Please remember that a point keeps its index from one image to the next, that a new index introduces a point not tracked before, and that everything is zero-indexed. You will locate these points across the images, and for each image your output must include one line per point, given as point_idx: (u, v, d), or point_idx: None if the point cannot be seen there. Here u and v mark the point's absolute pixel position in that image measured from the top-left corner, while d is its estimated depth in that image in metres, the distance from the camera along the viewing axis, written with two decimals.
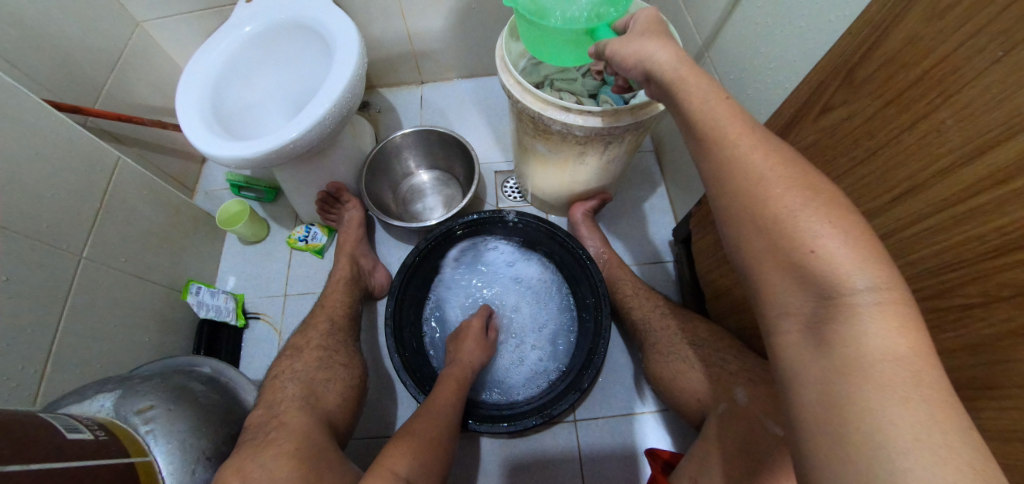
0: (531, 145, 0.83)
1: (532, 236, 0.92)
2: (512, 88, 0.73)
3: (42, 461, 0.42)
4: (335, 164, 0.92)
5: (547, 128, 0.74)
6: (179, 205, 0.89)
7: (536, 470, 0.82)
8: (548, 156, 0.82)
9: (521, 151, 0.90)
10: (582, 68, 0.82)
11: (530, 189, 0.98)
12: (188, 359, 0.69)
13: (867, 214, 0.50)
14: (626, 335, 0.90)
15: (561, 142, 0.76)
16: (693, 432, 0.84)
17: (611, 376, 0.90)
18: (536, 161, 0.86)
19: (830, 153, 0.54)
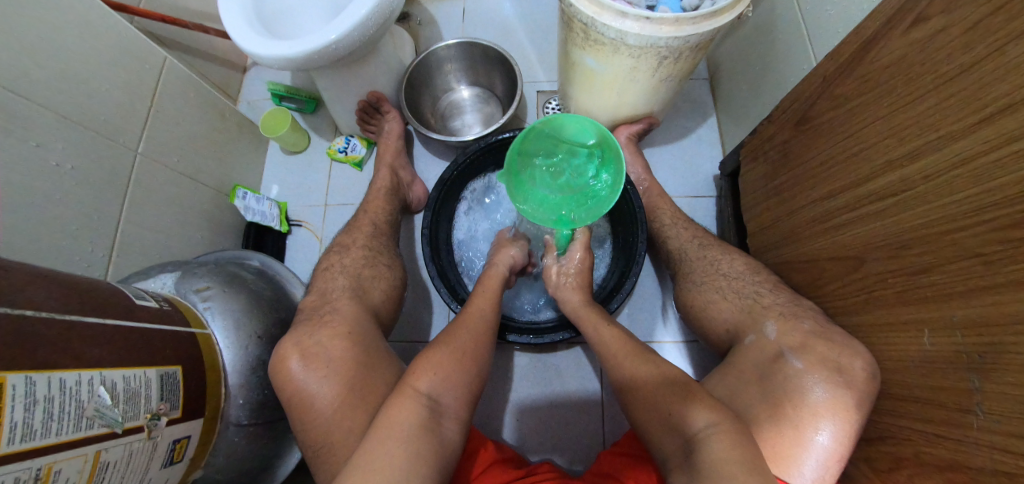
0: (579, 60, 0.78)
1: None
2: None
3: (121, 318, 0.46)
4: (375, 74, 0.90)
5: (599, 38, 0.69)
6: (223, 110, 0.91)
7: (557, 382, 0.89)
8: (596, 71, 0.77)
9: (567, 66, 0.85)
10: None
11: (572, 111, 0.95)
12: (238, 253, 0.74)
13: (945, 139, 0.45)
14: (659, 265, 0.90)
15: (613, 55, 0.71)
16: (713, 357, 0.85)
17: (638, 304, 0.91)
18: (582, 78, 0.82)
19: (918, 69, 0.48)
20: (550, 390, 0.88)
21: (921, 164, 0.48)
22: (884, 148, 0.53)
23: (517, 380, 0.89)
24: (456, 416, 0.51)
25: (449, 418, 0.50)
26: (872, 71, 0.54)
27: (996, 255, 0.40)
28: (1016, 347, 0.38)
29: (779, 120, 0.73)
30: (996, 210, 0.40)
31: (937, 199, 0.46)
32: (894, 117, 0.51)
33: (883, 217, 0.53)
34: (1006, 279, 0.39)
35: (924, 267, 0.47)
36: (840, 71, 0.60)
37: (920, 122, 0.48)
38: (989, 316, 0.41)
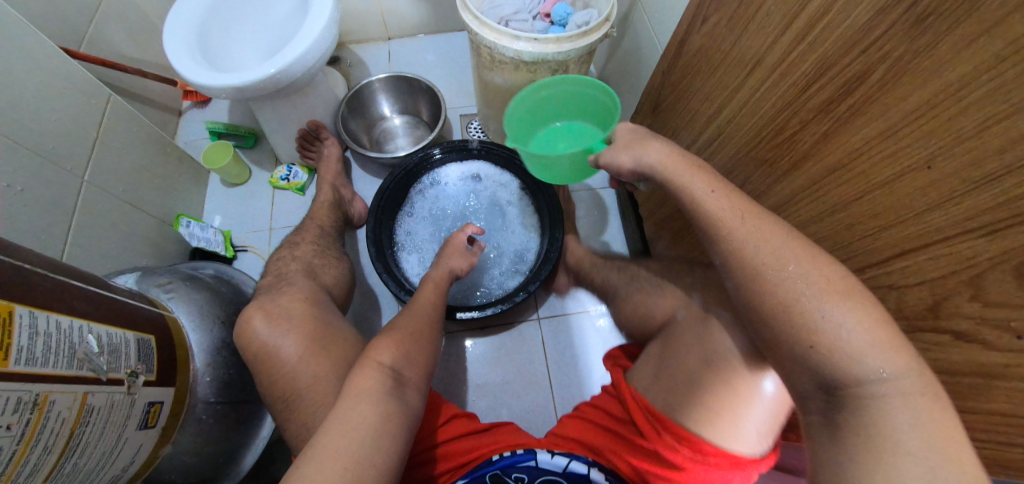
0: (489, 78, 0.96)
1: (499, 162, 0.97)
2: (471, 23, 0.85)
3: (96, 288, 0.50)
4: (312, 106, 1.02)
5: (501, 58, 0.87)
6: (166, 142, 0.95)
7: (506, 361, 0.98)
8: (504, 87, 0.96)
9: (482, 87, 1.03)
10: (533, 11, 0.95)
11: (490, 126, 1.12)
12: (190, 264, 0.78)
13: (733, 93, 0.66)
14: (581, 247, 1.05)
15: (515, 70, 0.90)
16: None
17: (566, 283, 1.04)
18: (495, 94, 1.00)
19: (710, 52, 0.70)
20: (501, 368, 0.97)
21: (726, 113, 0.69)
22: (705, 111, 0.74)
23: (470, 365, 0.97)
24: (415, 351, 0.60)
25: (408, 352, 0.59)
26: (688, 60, 0.76)
27: (775, 159, 0.60)
28: (802, 213, 0.56)
29: (644, 112, 0.95)
30: (768, 128, 0.60)
31: (738, 134, 0.66)
32: (705, 88, 0.73)
33: (716, 157, 0.72)
34: (785, 172, 0.58)
35: (744, 183, 0.67)
36: (671, 66, 0.82)
37: (720, 87, 0.69)
38: (784, 200, 0.59)
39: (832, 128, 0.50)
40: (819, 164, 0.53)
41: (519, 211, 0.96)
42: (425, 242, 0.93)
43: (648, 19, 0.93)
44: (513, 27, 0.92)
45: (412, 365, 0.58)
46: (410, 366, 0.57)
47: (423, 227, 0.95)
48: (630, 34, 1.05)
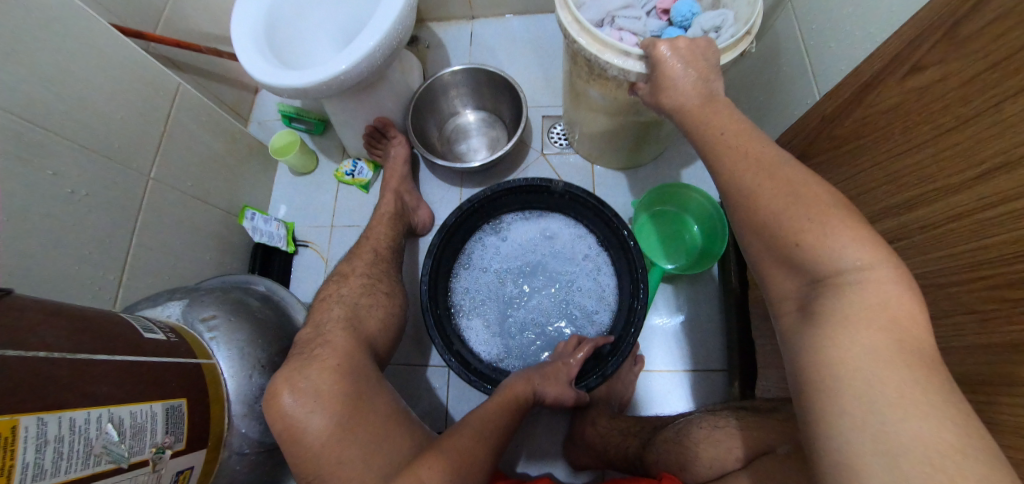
0: (584, 90, 0.77)
1: (577, 209, 0.82)
2: (569, 26, 0.66)
3: (129, 354, 0.47)
4: (381, 100, 0.91)
5: (603, 74, 0.67)
6: (234, 131, 0.93)
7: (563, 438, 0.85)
8: (601, 103, 0.76)
9: (573, 95, 0.84)
10: (647, 5, 0.72)
11: (577, 136, 0.94)
12: (243, 277, 0.75)
13: (941, 192, 0.45)
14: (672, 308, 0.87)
15: (616, 89, 0.69)
16: (727, 390, 0.84)
17: (652, 339, 0.89)
18: (587, 108, 0.81)
19: (912, 118, 0.48)
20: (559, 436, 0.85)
21: (918, 214, 0.48)
22: (882, 194, 0.53)
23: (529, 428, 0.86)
24: (453, 455, 0.52)
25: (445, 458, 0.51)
26: (869, 115, 0.54)
27: (989, 313, 0.41)
28: (999, 406, 0.39)
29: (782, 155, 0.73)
30: (988, 269, 0.40)
31: (932, 251, 0.47)
32: (891, 164, 0.51)
33: None
34: (998, 342, 0.40)
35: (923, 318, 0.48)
36: (840, 111, 0.59)
37: (917, 172, 0.48)
38: (978, 373, 0.42)
39: None
40: None
41: (594, 269, 0.83)
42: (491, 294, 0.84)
43: (806, 29, 0.69)
44: (620, 28, 0.70)
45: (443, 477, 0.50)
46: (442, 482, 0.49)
47: (483, 272, 0.86)
48: (771, 41, 0.80)
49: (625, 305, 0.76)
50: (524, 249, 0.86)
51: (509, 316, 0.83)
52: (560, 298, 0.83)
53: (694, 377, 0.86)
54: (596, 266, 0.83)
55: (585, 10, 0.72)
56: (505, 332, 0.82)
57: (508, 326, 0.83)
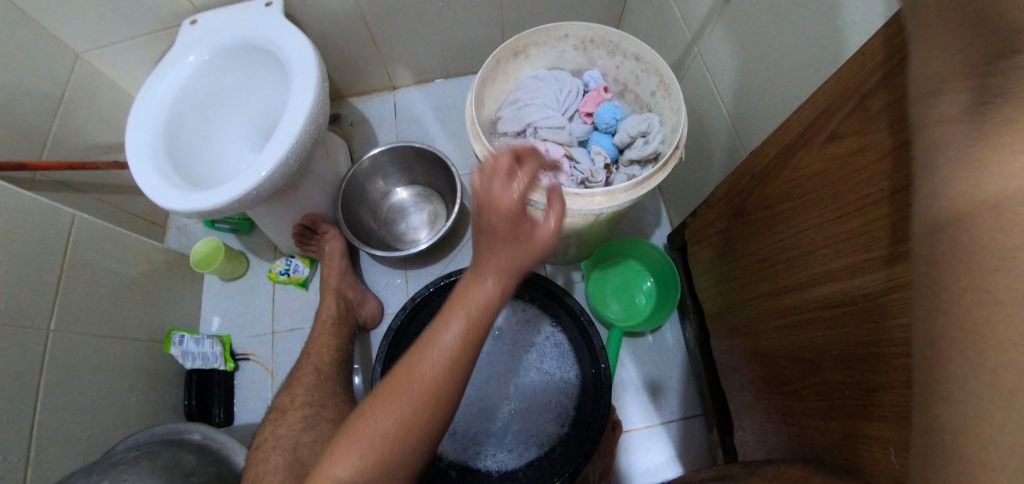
0: None
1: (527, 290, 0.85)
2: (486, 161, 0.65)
3: None
4: (307, 197, 0.86)
5: (530, 206, 0.66)
6: (148, 250, 0.85)
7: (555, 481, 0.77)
8: None
9: None
10: (570, 110, 0.77)
11: None
12: (176, 425, 0.68)
13: (873, 262, 0.45)
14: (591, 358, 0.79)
15: None
16: (706, 433, 0.85)
17: (626, 399, 0.88)
18: None
19: (837, 187, 0.48)
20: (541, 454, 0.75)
21: (850, 283, 0.48)
22: (819, 257, 0.52)
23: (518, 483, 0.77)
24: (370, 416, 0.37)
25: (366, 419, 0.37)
26: (794, 178, 0.55)
27: None
28: None
29: (716, 208, 0.73)
30: None
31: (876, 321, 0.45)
32: (823, 229, 0.51)
33: (833, 327, 0.52)
34: None
35: (874, 388, 0.47)
36: (767, 170, 0.60)
37: (848, 238, 0.48)
38: None
39: None
40: None
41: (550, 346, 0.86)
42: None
43: (720, 82, 0.71)
44: (545, 137, 0.75)
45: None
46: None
47: None
48: (686, 89, 0.83)
49: (589, 382, 0.79)
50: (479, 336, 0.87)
51: (472, 409, 0.83)
52: (521, 382, 0.84)
53: (673, 428, 0.86)
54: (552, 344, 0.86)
55: (508, 120, 0.76)
56: (472, 435, 0.81)
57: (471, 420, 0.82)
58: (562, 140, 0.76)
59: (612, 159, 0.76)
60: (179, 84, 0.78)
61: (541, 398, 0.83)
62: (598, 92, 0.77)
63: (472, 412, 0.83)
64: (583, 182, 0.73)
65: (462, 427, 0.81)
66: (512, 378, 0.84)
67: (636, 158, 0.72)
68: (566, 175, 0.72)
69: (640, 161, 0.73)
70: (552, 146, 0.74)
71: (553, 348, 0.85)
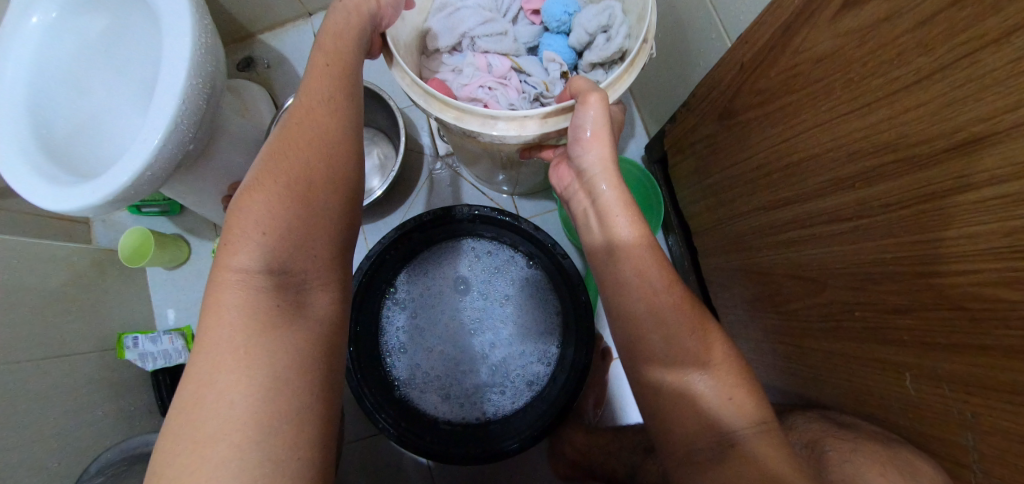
0: (459, 141, 0.63)
1: (493, 230, 0.78)
2: (409, 90, 0.52)
3: None
4: (226, 162, 0.74)
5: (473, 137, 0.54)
6: (66, 254, 0.75)
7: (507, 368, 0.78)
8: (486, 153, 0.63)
9: (454, 142, 0.69)
10: (512, 11, 0.66)
11: (472, 166, 0.79)
12: (144, 437, 0.63)
13: (903, 164, 0.36)
14: (544, 257, 0.76)
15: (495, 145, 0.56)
16: None
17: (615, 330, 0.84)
18: (475, 154, 0.67)
19: (855, 70, 0.37)
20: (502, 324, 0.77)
21: (876, 190, 0.39)
22: (827, 161, 0.43)
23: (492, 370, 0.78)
24: (257, 203, 0.34)
25: (243, 211, 0.34)
26: (797, 66, 0.43)
27: (981, 313, 0.33)
28: (1004, 414, 0.33)
29: (698, 112, 0.62)
30: (979, 261, 0.32)
31: (897, 233, 0.38)
32: (835, 125, 0.41)
33: (839, 243, 0.44)
34: (996, 345, 0.33)
35: (891, 310, 0.41)
36: (761, 59, 0.47)
37: (867, 137, 0.38)
38: (976, 377, 0.35)
39: None
40: None
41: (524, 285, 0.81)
42: (432, 348, 0.79)
43: None
44: (484, 48, 0.64)
45: (323, 298, 0.37)
46: (317, 295, 0.36)
47: (408, 319, 0.80)
48: None
49: (570, 321, 0.76)
50: (447, 285, 0.81)
51: (454, 362, 0.79)
52: (499, 326, 0.80)
53: None
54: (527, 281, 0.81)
55: (438, 33, 0.63)
56: (457, 387, 0.78)
57: (455, 373, 0.79)
58: (506, 50, 0.65)
59: (570, 66, 0.64)
60: (31, 48, 0.62)
61: (524, 342, 0.79)
62: None
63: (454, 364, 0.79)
64: (536, 98, 0.62)
65: (446, 381, 0.78)
66: (491, 324, 0.80)
67: (598, 60, 0.59)
68: (515, 94, 0.61)
69: (603, 64, 0.61)
70: (494, 60, 0.63)
71: (528, 286, 0.80)
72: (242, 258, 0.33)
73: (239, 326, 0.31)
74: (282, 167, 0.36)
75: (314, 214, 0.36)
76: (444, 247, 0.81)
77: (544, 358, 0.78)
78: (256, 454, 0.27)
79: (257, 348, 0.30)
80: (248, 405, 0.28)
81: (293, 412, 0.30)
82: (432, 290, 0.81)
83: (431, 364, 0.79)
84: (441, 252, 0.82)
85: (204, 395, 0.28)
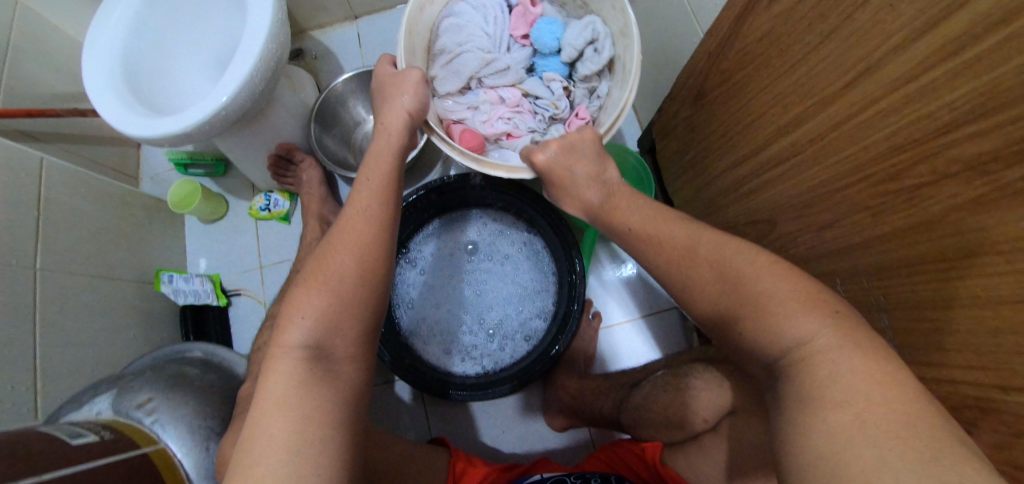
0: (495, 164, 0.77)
1: (502, 200, 0.86)
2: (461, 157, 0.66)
3: (57, 472, 0.42)
4: (279, 126, 0.85)
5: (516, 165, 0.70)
6: (123, 194, 0.85)
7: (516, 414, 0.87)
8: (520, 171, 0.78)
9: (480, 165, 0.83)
10: (506, 40, 0.78)
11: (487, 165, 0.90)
12: (176, 346, 0.70)
13: (820, 104, 0.48)
14: (546, 228, 0.84)
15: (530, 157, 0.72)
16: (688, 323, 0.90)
17: (608, 304, 0.93)
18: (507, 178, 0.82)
19: (784, 41, 0.51)
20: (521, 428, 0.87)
21: (801, 131, 0.51)
22: (771, 117, 0.56)
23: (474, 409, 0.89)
24: (303, 295, 0.47)
25: (299, 299, 0.47)
26: (747, 46, 0.57)
27: (879, 207, 0.44)
28: (904, 285, 0.44)
29: (679, 98, 0.75)
30: (873, 167, 0.44)
31: (821, 161, 0.50)
32: (774, 87, 0.54)
33: (783, 181, 0.56)
34: (892, 229, 0.43)
35: (822, 226, 0.52)
36: (723, 45, 0.61)
37: (797, 90, 0.51)
38: (883, 261, 0.46)
39: (983, 195, 0.34)
40: (956, 234, 0.37)
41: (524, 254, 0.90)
42: (439, 304, 0.89)
43: None
44: (494, 85, 0.78)
45: (346, 348, 0.46)
46: (341, 347, 0.46)
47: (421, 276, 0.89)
48: None
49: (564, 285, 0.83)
50: (457, 250, 0.91)
51: (459, 317, 0.88)
52: (502, 290, 0.89)
53: (651, 320, 0.92)
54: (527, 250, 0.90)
55: (447, 81, 0.76)
56: (460, 340, 0.87)
57: (459, 328, 0.87)
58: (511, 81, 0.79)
59: (567, 80, 0.78)
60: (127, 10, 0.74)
61: (522, 304, 0.88)
62: (526, 11, 0.77)
63: (459, 320, 0.88)
64: (552, 118, 0.78)
65: (451, 333, 0.87)
66: (493, 287, 0.89)
67: (591, 69, 0.73)
68: (530, 117, 0.78)
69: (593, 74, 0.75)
70: (505, 94, 0.78)
71: (528, 255, 0.89)
72: (292, 336, 0.45)
73: (283, 386, 0.42)
74: (343, 241, 0.49)
75: (345, 302, 0.47)
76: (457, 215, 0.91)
77: (538, 318, 0.87)
78: (292, 464, 0.37)
79: (291, 397, 0.41)
80: (285, 452, 0.38)
81: (313, 441, 0.39)
82: (443, 254, 0.90)
83: (439, 317, 0.88)
84: (454, 219, 0.91)
85: (263, 456, 0.38)
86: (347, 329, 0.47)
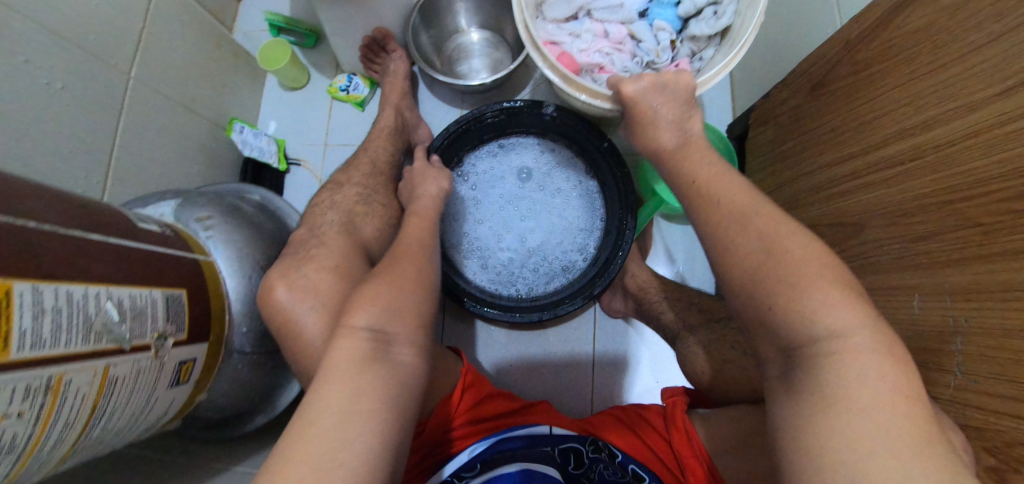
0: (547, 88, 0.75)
1: (569, 136, 0.85)
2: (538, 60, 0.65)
3: (121, 240, 0.45)
4: (381, 10, 0.84)
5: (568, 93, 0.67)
6: (219, 36, 0.86)
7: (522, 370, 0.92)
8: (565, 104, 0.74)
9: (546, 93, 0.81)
10: None
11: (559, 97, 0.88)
12: (237, 186, 0.74)
13: (960, 109, 0.45)
14: (607, 172, 0.83)
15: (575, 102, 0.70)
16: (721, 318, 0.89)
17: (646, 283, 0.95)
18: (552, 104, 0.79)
19: (939, 36, 0.47)
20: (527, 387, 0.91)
21: (934, 133, 0.48)
22: (898, 116, 0.53)
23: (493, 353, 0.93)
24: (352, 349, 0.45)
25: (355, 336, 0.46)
26: (894, 37, 0.53)
27: (996, 225, 0.41)
28: (993, 313, 0.41)
29: (793, 84, 0.73)
30: (1000, 183, 0.40)
31: (942, 169, 0.47)
32: (912, 85, 0.51)
33: (889, 185, 0.53)
34: (999, 250, 0.40)
35: (918, 238, 0.49)
36: (867, 33, 0.57)
37: (938, 90, 0.47)
38: (975, 284, 0.43)
39: None
40: None
41: (580, 198, 0.90)
42: (489, 230, 0.89)
43: None
44: (601, 18, 0.76)
45: (406, 349, 0.48)
46: (401, 348, 0.47)
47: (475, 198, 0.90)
48: None
49: (613, 230, 0.82)
50: (516, 180, 0.90)
51: (506, 247, 0.89)
52: (552, 228, 0.89)
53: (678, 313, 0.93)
54: (584, 194, 0.89)
55: (556, 4, 0.75)
56: (502, 270, 0.88)
57: (505, 259, 0.89)
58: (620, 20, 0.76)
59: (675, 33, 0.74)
60: None
61: (569, 246, 0.88)
62: None
63: (505, 249, 0.89)
64: (648, 65, 0.75)
65: (497, 262, 0.88)
66: (545, 224, 0.89)
67: (703, 31, 0.70)
68: (628, 58, 0.75)
69: (705, 37, 0.71)
70: (611, 28, 0.75)
71: (584, 199, 0.89)
72: (360, 319, 0.47)
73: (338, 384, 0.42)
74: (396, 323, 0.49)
75: (408, 310, 0.50)
76: (521, 144, 0.91)
77: (582, 262, 0.87)
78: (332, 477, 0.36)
79: (348, 402, 0.40)
80: (345, 409, 0.40)
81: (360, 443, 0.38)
82: (501, 181, 0.90)
83: (487, 244, 0.89)
84: (518, 147, 0.91)
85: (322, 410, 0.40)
86: (405, 328, 0.49)
